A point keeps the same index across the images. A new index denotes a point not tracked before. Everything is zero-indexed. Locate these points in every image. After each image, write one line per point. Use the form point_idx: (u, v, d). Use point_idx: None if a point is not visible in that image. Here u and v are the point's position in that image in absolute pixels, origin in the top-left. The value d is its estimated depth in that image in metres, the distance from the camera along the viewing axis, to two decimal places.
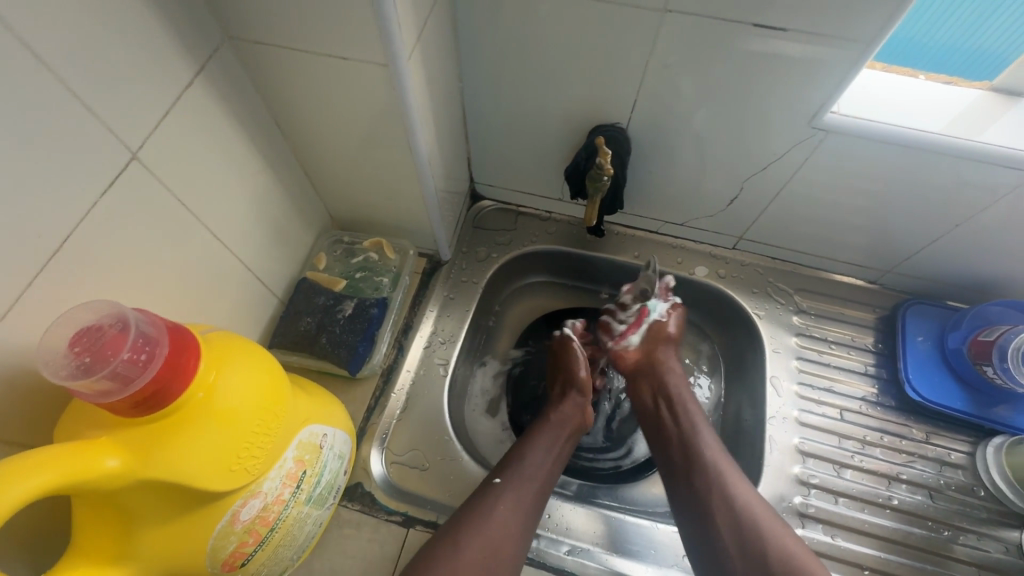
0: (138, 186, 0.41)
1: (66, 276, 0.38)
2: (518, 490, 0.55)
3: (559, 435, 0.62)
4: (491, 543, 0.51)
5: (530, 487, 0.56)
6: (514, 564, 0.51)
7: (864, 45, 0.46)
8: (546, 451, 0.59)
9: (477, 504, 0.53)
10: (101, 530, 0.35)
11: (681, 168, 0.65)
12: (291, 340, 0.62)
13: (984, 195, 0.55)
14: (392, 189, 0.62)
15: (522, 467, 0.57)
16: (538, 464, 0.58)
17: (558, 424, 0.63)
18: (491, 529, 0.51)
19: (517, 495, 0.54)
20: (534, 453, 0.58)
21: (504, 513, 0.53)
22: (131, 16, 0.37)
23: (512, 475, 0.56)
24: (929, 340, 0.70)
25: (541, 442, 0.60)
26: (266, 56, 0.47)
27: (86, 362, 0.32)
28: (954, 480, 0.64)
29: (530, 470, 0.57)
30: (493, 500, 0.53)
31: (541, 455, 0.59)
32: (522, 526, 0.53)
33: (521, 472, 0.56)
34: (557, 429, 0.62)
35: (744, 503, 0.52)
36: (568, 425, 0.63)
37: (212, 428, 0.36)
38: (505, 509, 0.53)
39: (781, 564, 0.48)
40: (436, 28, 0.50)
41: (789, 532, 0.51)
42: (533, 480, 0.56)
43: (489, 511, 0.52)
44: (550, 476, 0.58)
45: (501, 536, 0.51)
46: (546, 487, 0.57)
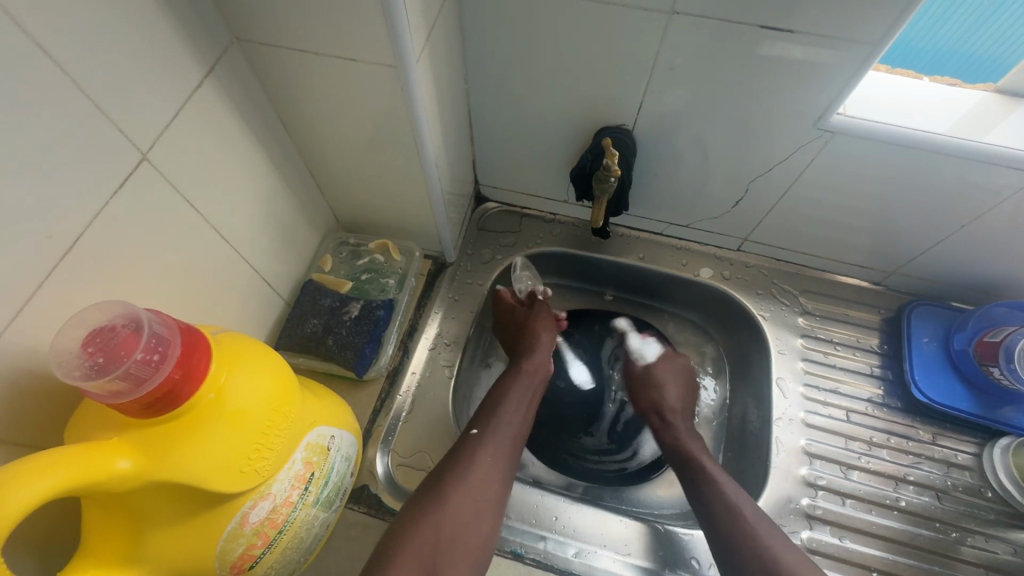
0: (147, 188, 0.41)
1: (76, 277, 0.38)
2: (495, 439, 0.56)
3: (530, 388, 0.63)
4: (476, 489, 0.51)
5: (506, 435, 0.57)
6: (498, 514, 0.52)
7: (871, 47, 0.46)
8: (519, 404, 0.60)
9: (459, 455, 0.53)
10: (111, 532, 0.35)
11: (686, 170, 0.65)
12: (297, 342, 0.61)
13: (990, 196, 0.55)
14: (398, 191, 0.62)
15: (497, 417, 0.58)
16: (511, 413, 0.59)
17: (528, 377, 0.63)
18: (475, 476, 0.52)
19: (495, 444, 0.55)
20: (505, 405, 0.59)
21: (485, 461, 0.53)
22: (142, 19, 0.37)
23: (489, 427, 0.56)
24: (934, 342, 0.70)
25: (512, 396, 0.61)
26: (274, 58, 0.47)
27: (98, 363, 0.31)
28: (960, 481, 0.64)
29: (506, 420, 0.58)
30: (475, 450, 0.54)
31: (515, 408, 0.60)
32: (501, 471, 0.54)
33: (497, 423, 0.57)
34: (528, 385, 0.63)
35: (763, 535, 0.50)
36: (538, 380, 0.64)
37: (223, 428, 0.36)
38: (485, 457, 0.54)
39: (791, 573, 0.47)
40: (444, 30, 0.51)
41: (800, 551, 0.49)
42: (509, 431, 0.57)
43: (472, 460, 0.53)
44: (522, 425, 0.60)
45: (484, 482, 0.52)
46: (520, 437, 0.58)
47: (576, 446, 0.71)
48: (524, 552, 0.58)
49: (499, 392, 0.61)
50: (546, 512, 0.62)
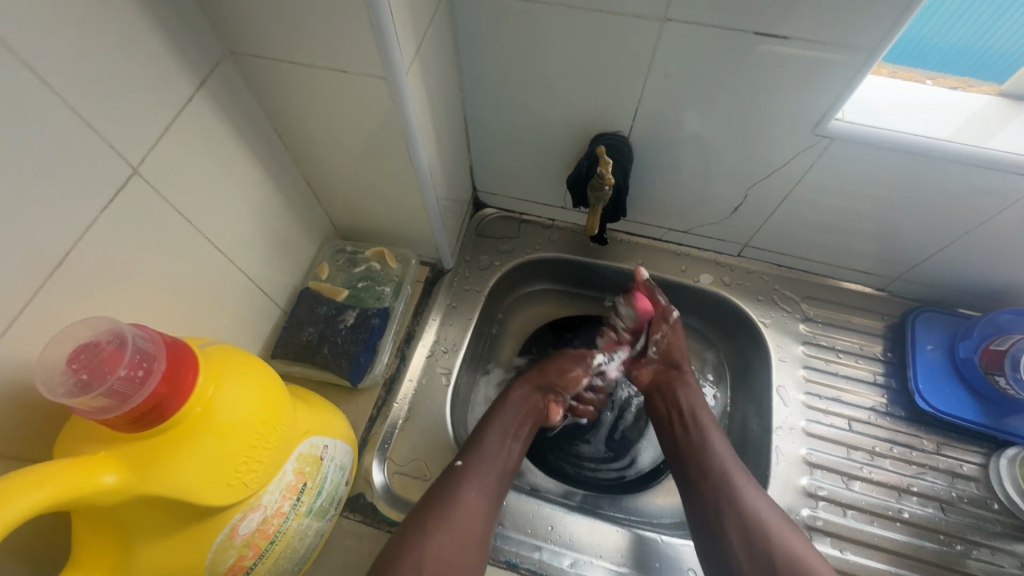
0: (140, 202, 0.42)
1: (68, 292, 0.38)
2: (481, 472, 0.56)
3: (519, 419, 0.63)
4: (457, 525, 0.51)
5: (492, 468, 0.57)
6: (481, 548, 0.52)
7: (869, 51, 0.45)
8: (506, 436, 0.60)
9: (444, 488, 0.54)
10: (101, 545, 0.36)
11: (685, 175, 0.65)
12: (293, 350, 0.62)
13: (996, 201, 0.54)
14: (395, 200, 0.62)
15: (483, 449, 0.58)
16: (498, 446, 0.59)
17: (514, 408, 0.63)
18: (458, 511, 0.52)
19: (481, 477, 0.56)
20: (491, 438, 0.59)
21: (470, 496, 0.54)
22: (133, 35, 0.38)
23: (474, 460, 0.57)
24: (939, 349, 0.68)
25: (499, 427, 0.61)
26: (266, 70, 0.47)
27: (83, 379, 0.32)
28: (966, 493, 0.63)
29: (492, 453, 0.58)
30: (458, 482, 0.54)
31: (503, 441, 0.60)
32: (487, 506, 0.54)
33: (483, 456, 0.57)
34: (517, 415, 0.63)
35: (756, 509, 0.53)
36: (527, 413, 0.64)
37: (211, 443, 0.36)
38: (469, 492, 0.54)
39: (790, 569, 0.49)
40: (436, 39, 0.51)
41: (797, 535, 0.52)
42: (495, 463, 0.58)
43: (456, 496, 0.53)
44: (509, 458, 0.59)
45: (467, 518, 0.52)
46: (508, 469, 0.59)
47: (573, 454, 0.70)
48: (519, 561, 0.58)
49: (486, 421, 0.61)
50: (541, 522, 0.61)
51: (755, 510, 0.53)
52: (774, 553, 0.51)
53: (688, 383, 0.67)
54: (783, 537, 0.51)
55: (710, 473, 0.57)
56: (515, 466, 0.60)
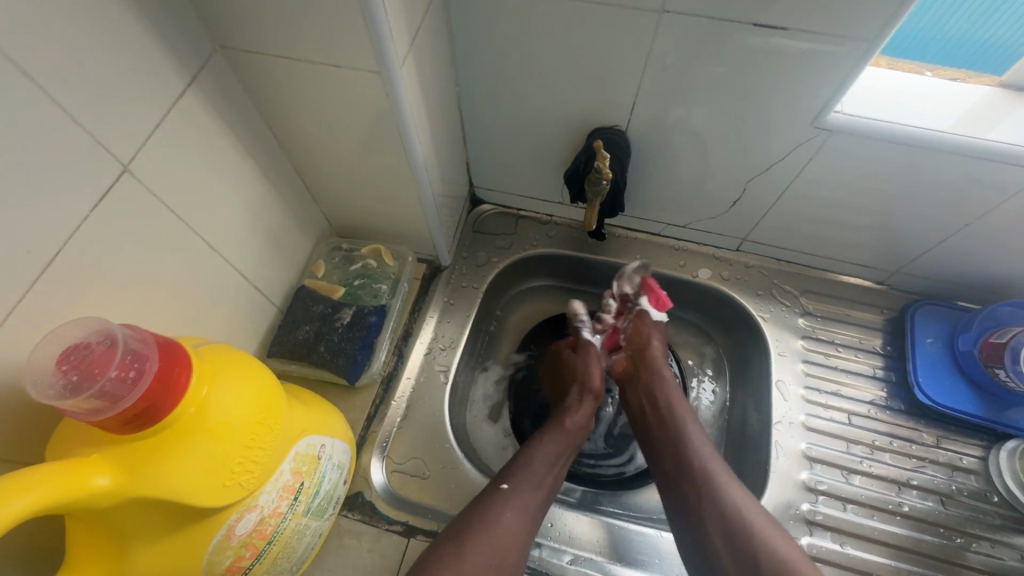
0: (130, 199, 0.41)
1: (57, 293, 0.37)
2: (526, 498, 0.54)
3: (568, 441, 0.60)
4: (495, 551, 0.50)
5: (536, 496, 0.55)
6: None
7: (869, 43, 0.45)
8: (553, 459, 0.58)
9: (484, 511, 0.52)
10: (96, 547, 0.35)
11: (683, 170, 0.64)
12: (289, 349, 0.61)
13: (996, 193, 0.54)
14: (390, 196, 0.62)
15: (528, 473, 0.56)
16: (544, 471, 0.57)
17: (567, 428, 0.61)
18: (495, 537, 0.51)
19: (524, 503, 0.54)
20: (540, 461, 0.57)
21: (510, 522, 0.52)
22: (123, 30, 0.37)
23: (520, 482, 0.55)
24: (938, 342, 0.68)
25: (552, 448, 0.59)
26: (258, 65, 0.46)
27: (73, 381, 0.31)
28: (965, 486, 0.63)
29: (537, 478, 0.56)
30: (501, 506, 0.53)
31: (548, 464, 0.58)
32: (526, 534, 0.53)
33: (529, 479, 0.55)
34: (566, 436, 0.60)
35: (734, 500, 0.52)
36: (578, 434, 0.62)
37: (205, 444, 0.35)
38: (512, 517, 0.52)
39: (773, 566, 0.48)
40: (431, 32, 0.50)
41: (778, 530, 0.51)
42: (540, 487, 0.56)
43: (498, 520, 0.52)
44: (551, 482, 0.57)
45: (504, 544, 0.51)
46: (549, 493, 0.57)
47: None
48: None
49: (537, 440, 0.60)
50: (541, 519, 0.61)
51: (735, 503, 0.52)
52: (756, 548, 0.49)
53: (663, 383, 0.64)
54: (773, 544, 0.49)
55: (686, 468, 0.56)
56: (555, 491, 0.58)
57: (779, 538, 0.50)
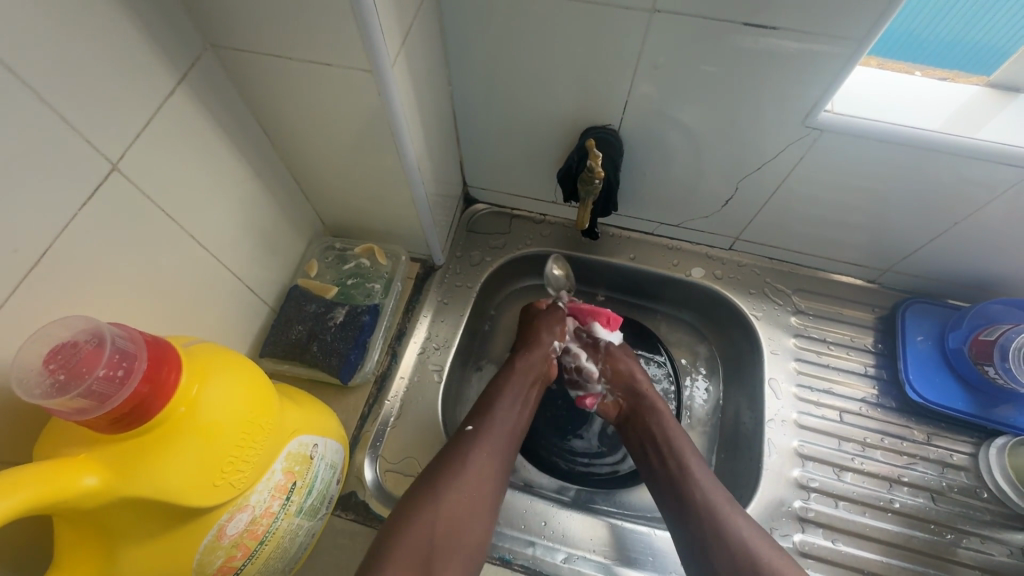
0: (119, 198, 0.41)
1: (45, 292, 0.37)
2: (491, 436, 0.56)
3: (527, 384, 0.63)
4: (470, 486, 0.51)
5: (502, 434, 0.57)
6: (492, 511, 0.52)
7: (858, 43, 0.45)
8: (515, 402, 0.61)
9: (453, 453, 0.54)
10: (85, 548, 0.35)
11: (676, 169, 0.64)
12: (282, 349, 0.61)
13: (985, 191, 0.54)
14: (384, 195, 0.61)
15: (491, 415, 0.58)
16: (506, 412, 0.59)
17: (523, 372, 0.64)
18: (467, 472, 0.52)
19: (491, 442, 0.55)
20: (502, 404, 0.59)
21: (478, 459, 0.54)
22: (111, 28, 0.37)
23: (484, 424, 0.57)
24: (929, 340, 0.69)
25: (510, 392, 0.61)
26: (249, 63, 0.46)
27: (60, 381, 0.31)
28: (956, 482, 0.64)
29: (500, 418, 0.58)
30: (467, 446, 0.54)
31: (510, 407, 0.60)
32: (497, 467, 0.54)
33: (491, 420, 0.57)
34: (524, 380, 0.63)
35: (739, 529, 0.51)
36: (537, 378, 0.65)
37: (195, 443, 0.35)
38: (480, 454, 0.54)
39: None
40: (423, 31, 0.50)
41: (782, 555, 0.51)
42: (505, 426, 0.58)
43: (466, 456, 0.53)
44: (517, 423, 0.60)
45: (477, 477, 0.52)
46: (517, 433, 0.59)
47: (566, 449, 0.70)
48: (512, 557, 0.57)
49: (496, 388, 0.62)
50: (535, 518, 0.61)
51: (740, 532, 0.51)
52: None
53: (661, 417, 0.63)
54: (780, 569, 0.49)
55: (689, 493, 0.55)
56: (523, 431, 0.60)
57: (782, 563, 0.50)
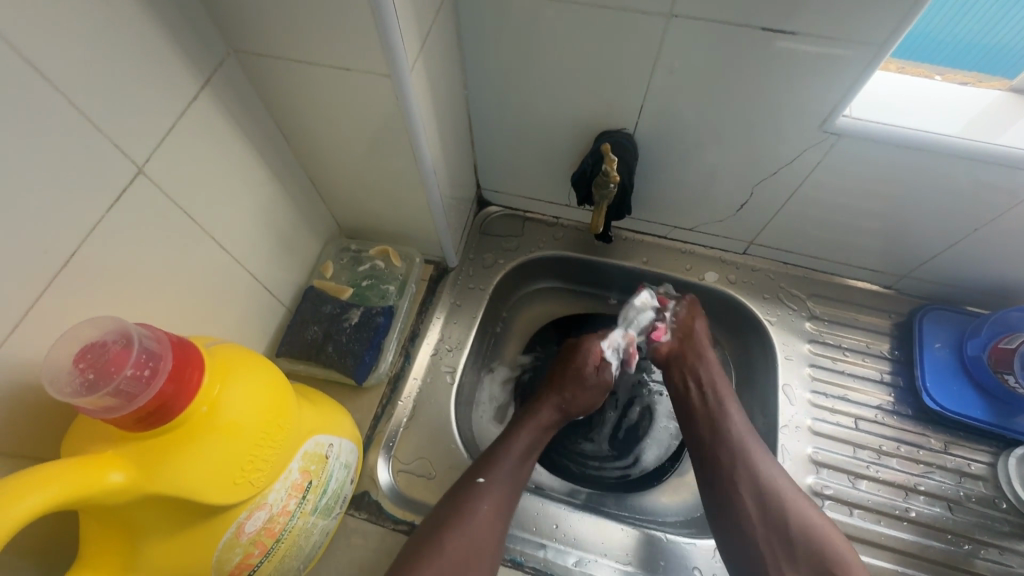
0: (144, 200, 0.41)
1: (72, 292, 0.38)
2: (499, 491, 0.56)
3: (539, 438, 0.63)
4: (473, 543, 0.52)
5: (510, 489, 0.57)
6: (490, 569, 0.53)
7: (877, 47, 0.45)
8: (525, 454, 0.60)
9: (459, 505, 0.54)
10: (109, 544, 0.36)
11: (691, 173, 0.64)
12: (298, 349, 0.62)
13: (1006, 198, 0.54)
14: (399, 198, 0.62)
15: (502, 466, 0.57)
16: (517, 465, 0.59)
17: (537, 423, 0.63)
18: (473, 529, 0.53)
19: (498, 498, 0.55)
20: (513, 455, 0.59)
21: (486, 516, 0.54)
22: (138, 34, 0.38)
23: (494, 477, 0.56)
24: (947, 347, 0.68)
25: (521, 441, 0.60)
26: (270, 68, 0.47)
27: (89, 379, 0.32)
28: (974, 492, 0.63)
29: (511, 472, 0.58)
30: (477, 501, 0.54)
31: (519, 459, 0.59)
32: (502, 525, 0.54)
33: (501, 473, 0.57)
34: (538, 434, 0.63)
35: (773, 479, 0.57)
36: (548, 426, 0.64)
37: (217, 442, 0.36)
38: (487, 510, 0.54)
39: (810, 545, 0.53)
40: (440, 37, 0.50)
41: (815, 507, 0.56)
42: (512, 481, 0.57)
43: (472, 512, 0.53)
44: (524, 475, 0.59)
45: (480, 536, 0.53)
46: (522, 484, 0.58)
47: (577, 451, 0.70)
48: (524, 560, 0.58)
49: (508, 435, 0.61)
50: (546, 520, 0.61)
51: (770, 479, 0.57)
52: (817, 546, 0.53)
53: (708, 362, 0.66)
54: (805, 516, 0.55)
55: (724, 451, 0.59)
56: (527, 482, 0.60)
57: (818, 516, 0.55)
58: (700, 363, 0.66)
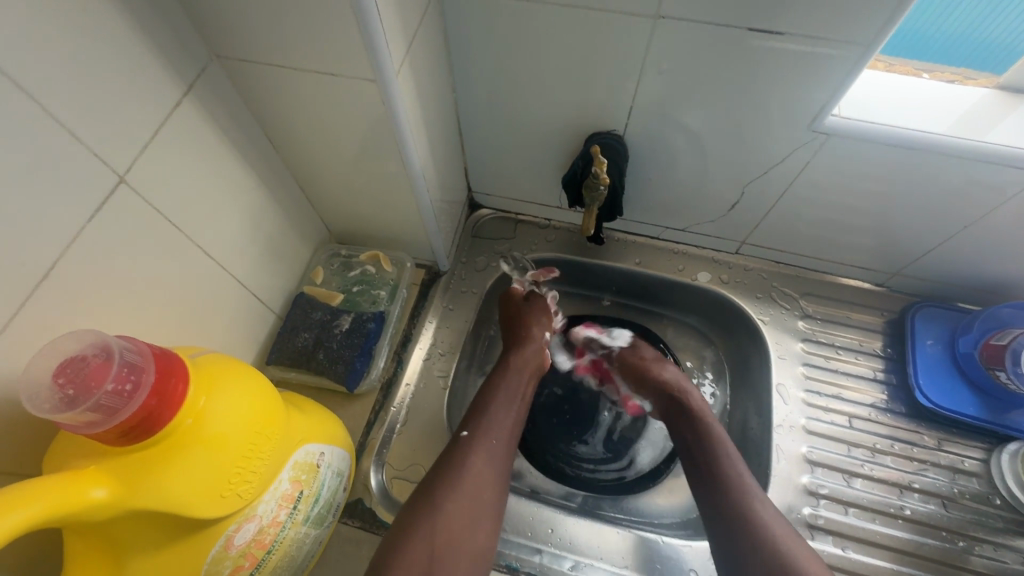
0: (126, 210, 0.41)
1: (53, 305, 0.37)
2: (487, 440, 0.55)
3: (523, 389, 0.63)
4: (470, 493, 0.51)
5: (497, 436, 0.56)
6: (494, 511, 0.52)
7: (865, 46, 0.45)
8: (508, 403, 0.60)
9: (452, 460, 0.53)
10: (95, 561, 0.35)
11: (682, 173, 0.64)
12: (288, 357, 0.61)
13: (995, 194, 0.54)
14: (388, 203, 0.62)
15: (486, 417, 0.57)
16: (503, 414, 0.58)
17: (520, 370, 0.64)
18: (466, 480, 0.51)
19: (486, 446, 0.55)
20: (495, 404, 0.59)
21: (477, 465, 0.53)
22: (117, 41, 0.37)
23: (479, 427, 0.56)
24: (939, 344, 0.68)
25: (501, 393, 0.60)
26: (253, 74, 0.47)
27: (69, 395, 0.31)
28: (967, 488, 0.63)
29: (496, 421, 0.57)
30: (465, 453, 0.53)
31: (503, 408, 0.59)
32: (495, 472, 0.54)
33: (487, 423, 0.57)
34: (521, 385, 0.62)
35: (771, 527, 0.50)
36: (529, 377, 0.64)
37: (202, 455, 0.35)
38: (478, 458, 0.53)
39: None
40: (426, 40, 0.50)
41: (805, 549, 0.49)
42: (499, 427, 0.57)
43: (464, 464, 0.52)
44: (513, 423, 0.59)
45: (478, 486, 0.52)
46: (513, 430, 0.58)
47: (571, 454, 0.70)
48: (519, 565, 0.58)
49: (487, 390, 0.61)
50: (542, 525, 0.61)
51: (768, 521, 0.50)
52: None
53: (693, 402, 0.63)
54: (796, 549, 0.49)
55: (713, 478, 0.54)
56: (519, 430, 0.60)
57: (796, 546, 0.49)
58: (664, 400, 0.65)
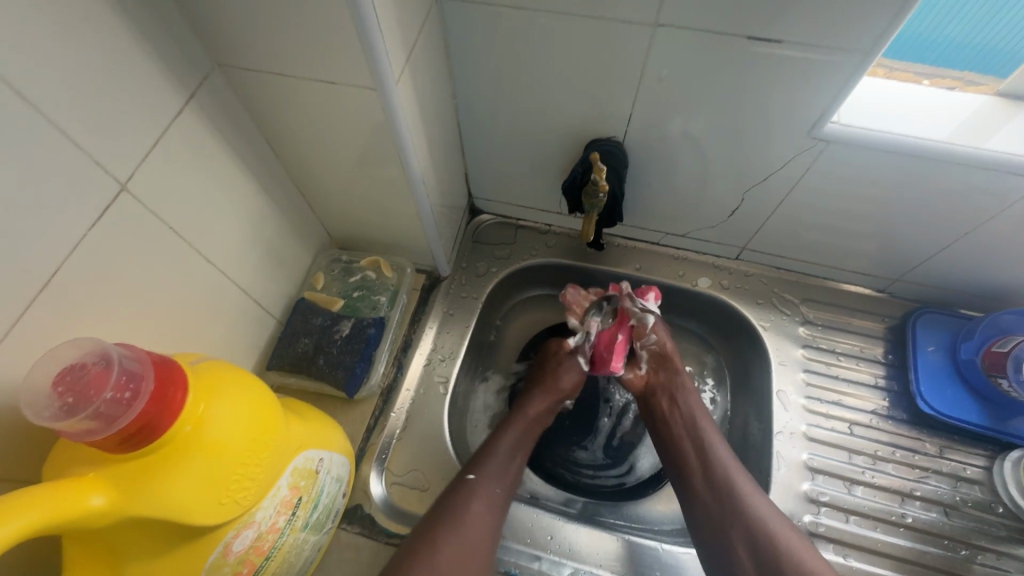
0: (127, 217, 0.41)
1: (54, 312, 0.38)
2: (493, 488, 0.55)
3: (528, 435, 0.62)
4: (465, 544, 0.51)
5: (502, 484, 0.56)
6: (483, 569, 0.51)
7: (863, 54, 0.45)
8: (513, 450, 0.60)
9: (454, 503, 0.53)
10: (93, 568, 0.35)
11: (682, 180, 0.64)
12: (288, 362, 0.61)
13: (996, 201, 0.54)
14: (389, 209, 0.62)
15: (492, 461, 0.57)
16: (507, 460, 0.58)
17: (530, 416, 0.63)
18: (466, 527, 0.52)
19: (490, 493, 0.55)
20: (501, 449, 0.59)
21: (478, 514, 0.53)
22: (120, 52, 0.37)
23: (485, 471, 0.56)
24: (940, 351, 0.68)
25: (509, 438, 0.60)
26: (255, 82, 0.47)
27: (68, 403, 0.31)
28: (969, 496, 0.62)
29: (502, 468, 0.57)
30: (467, 497, 0.54)
31: (507, 457, 0.59)
32: (493, 524, 0.54)
33: (492, 468, 0.57)
34: (527, 430, 0.62)
35: (761, 518, 0.52)
36: (538, 426, 0.64)
37: (200, 461, 0.35)
38: (481, 505, 0.53)
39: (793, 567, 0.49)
40: (426, 48, 0.50)
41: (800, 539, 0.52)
42: (502, 475, 0.57)
43: (466, 510, 0.53)
44: (515, 471, 0.59)
45: (475, 535, 0.52)
46: (515, 478, 0.58)
47: (571, 460, 0.70)
48: (519, 572, 0.58)
49: (496, 433, 0.61)
50: (541, 531, 0.61)
51: (758, 514, 0.52)
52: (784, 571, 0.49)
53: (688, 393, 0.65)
54: (785, 537, 0.51)
55: (703, 469, 0.57)
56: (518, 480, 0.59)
57: (789, 533, 0.52)
58: (678, 386, 0.65)
